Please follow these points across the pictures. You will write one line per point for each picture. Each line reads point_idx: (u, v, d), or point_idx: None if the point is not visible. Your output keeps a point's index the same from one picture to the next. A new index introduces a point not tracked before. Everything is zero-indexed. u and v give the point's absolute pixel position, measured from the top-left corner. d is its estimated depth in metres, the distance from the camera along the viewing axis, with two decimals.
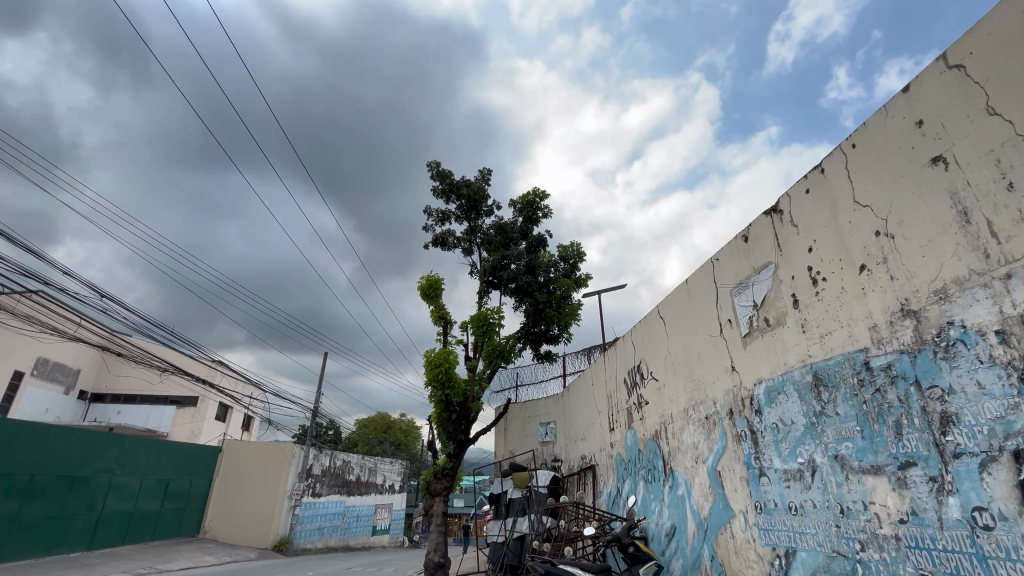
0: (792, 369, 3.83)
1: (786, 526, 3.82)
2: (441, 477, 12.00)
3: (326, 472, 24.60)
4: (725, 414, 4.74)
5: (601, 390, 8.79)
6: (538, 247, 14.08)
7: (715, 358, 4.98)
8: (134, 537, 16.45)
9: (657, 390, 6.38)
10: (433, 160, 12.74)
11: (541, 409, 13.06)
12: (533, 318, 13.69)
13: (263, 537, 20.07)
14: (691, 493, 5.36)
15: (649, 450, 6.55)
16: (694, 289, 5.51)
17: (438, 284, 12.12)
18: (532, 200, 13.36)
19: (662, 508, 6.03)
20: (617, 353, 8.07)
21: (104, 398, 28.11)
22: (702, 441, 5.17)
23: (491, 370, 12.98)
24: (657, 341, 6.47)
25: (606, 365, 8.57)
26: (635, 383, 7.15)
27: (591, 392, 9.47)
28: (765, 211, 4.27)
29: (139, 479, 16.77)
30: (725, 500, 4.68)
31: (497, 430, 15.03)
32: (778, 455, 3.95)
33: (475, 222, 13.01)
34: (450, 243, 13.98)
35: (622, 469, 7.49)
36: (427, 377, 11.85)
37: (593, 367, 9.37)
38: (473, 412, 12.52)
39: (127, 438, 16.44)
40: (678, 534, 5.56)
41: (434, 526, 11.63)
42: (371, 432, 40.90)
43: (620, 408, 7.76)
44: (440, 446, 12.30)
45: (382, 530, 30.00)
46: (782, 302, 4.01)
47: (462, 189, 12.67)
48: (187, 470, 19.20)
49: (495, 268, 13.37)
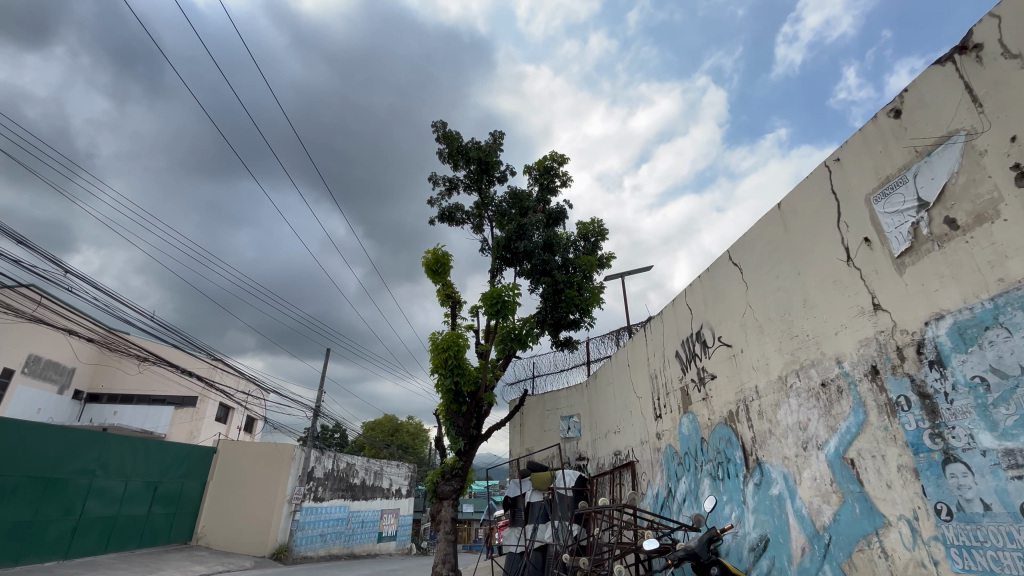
0: (1020, 286, 2.35)
1: (1016, 544, 2.31)
2: (450, 478, 10.54)
3: (328, 475, 23.24)
4: (862, 375, 3.27)
5: (642, 372, 7.27)
6: (556, 221, 12.61)
7: (841, 299, 3.48)
8: (119, 545, 15.17)
9: (730, 359, 4.89)
10: (439, 120, 11.36)
11: (562, 402, 11.56)
12: (552, 301, 12.24)
13: (261, 544, 18.73)
14: (795, 494, 3.87)
15: (718, 438, 5.06)
16: (794, 212, 4.04)
17: (446, 259, 10.71)
18: (549, 166, 11.89)
19: (743, 513, 4.52)
20: (665, 324, 6.57)
21: (100, 399, 27.02)
22: (816, 419, 3.69)
23: (504, 358, 11.55)
24: (728, 295, 5.01)
25: (648, 340, 7.09)
26: (694, 356, 5.66)
27: (626, 375, 8.01)
28: (945, 58, 2.81)
29: (124, 483, 15.49)
30: (866, 501, 3.18)
31: (512, 426, 13.53)
32: (990, 429, 2.46)
33: (486, 190, 11.61)
34: (459, 218, 12.61)
35: (676, 465, 5.99)
36: (434, 363, 10.42)
37: (629, 345, 7.88)
38: (486, 405, 11.08)
39: (112, 436, 15.17)
40: (774, 549, 4.06)
41: (442, 534, 10.15)
42: (377, 435, 39.49)
43: (670, 389, 6.27)
44: (449, 443, 10.83)
45: (388, 537, 28.55)
46: (988, 185, 2.54)
47: (472, 154, 11.28)
48: (178, 472, 17.91)
49: (509, 243, 11.94)
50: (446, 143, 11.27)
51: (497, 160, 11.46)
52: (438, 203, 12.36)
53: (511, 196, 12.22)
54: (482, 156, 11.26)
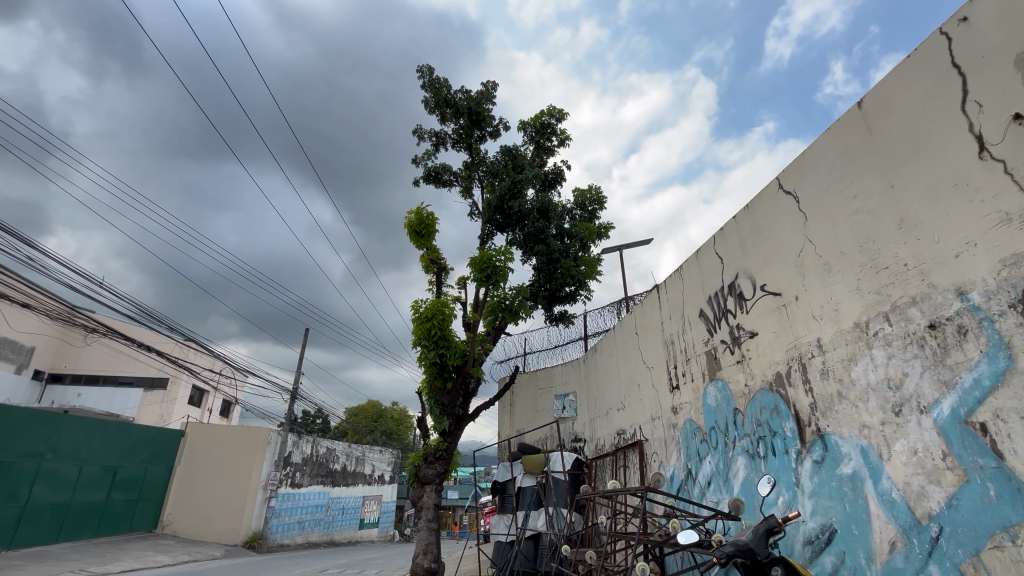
0: None
1: None
2: (433, 461, 9.58)
3: (307, 460, 22.17)
4: (1006, 308, 2.35)
5: (654, 338, 6.34)
6: (553, 186, 11.56)
7: (965, 209, 2.56)
8: (73, 534, 13.99)
9: (779, 311, 3.97)
10: (425, 65, 10.21)
11: (556, 379, 10.64)
12: (547, 272, 11.28)
13: (232, 532, 17.64)
14: (880, 475, 2.96)
15: (758, 408, 4.15)
16: (885, 108, 3.08)
17: (431, 221, 9.63)
18: (546, 122, 10.79)
19: (795, 498, 3.63)
20: (685, 280, 5.62)
21: (63, 379, 25.37)
22: (917, 373, 2.77)
23: (494, 331, 10.55)
24: (776, 233, 4.06)
25: (662, 302, 6.15)
26: (725, 313, 4.73)
27: (634, 344, 7.09)
28: None
29: (78, 467, 14.26)
30: (1009, 481, 2.28)
31: (501, 407, 12.59)
32: None
33: (477, 147, 10.50)
34: (446, 179, 11.53)
35: (699, 443, 5.08)
36: (416, 334, 9.37)
37: (638, 310, 6.94)
38: (473, 382, 10.14)
39: (62, 417, 13.90)
40: (846, 545, 3.15)
41: (424, 522, 9.21)
42: (360, 421, 38.42)
43: (691, 356, 5.36)
44: (432, 423, 9.80)
45: (370, 524, 27.69)
46: None
47: (461, 105, 10.16)
48: (140, 456, 16.68)
49: (501, 206, 10.87)
50: (433, 91, 10.16)
51: (489, 113, 10.35)
52: (423, 161, 11.24)
53: (504, 155, 11.13)
54: (473, 107, 10.16)
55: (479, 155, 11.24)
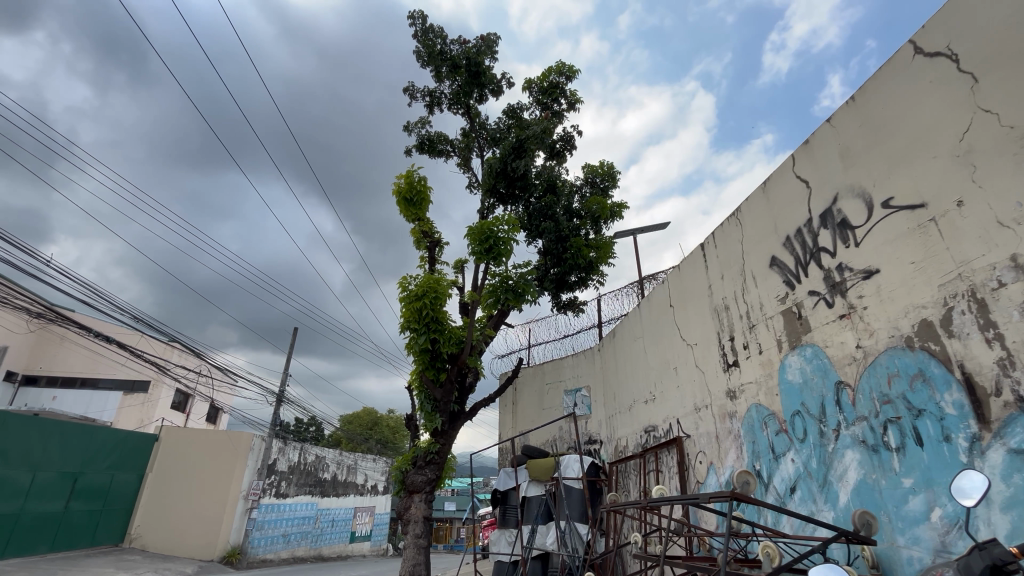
0: None
1: None
2: (423, 467, 8.20)
3: (293, 469, 20.67)
4: None
5: (699, 308, 5.04)
6: (562, 156, 10.28)
7: None
8: (23, 548, 12.54)
9: (922, 230, 2.67)
10: (417, 13, 9.02)
11: (566, 372, 9.29)
12: (555, 253, 9.98)
13: (207, 547, 16.09)
14: None
15: (886, 377, 2.82)
16: None
17: (423, 188, 8.36)
18: (554, 80, 9.56)
19: (973, 513, 2.30)
20: (746, 226, 4.33)
21: (37, 381, 23.88)
22: None
23: (496, 317, 9.22)
24: (914, 117, 2.78)
25: (710, 260, 4.86)
26: (816, 253, 3.43)
27: (668, 319, 5.77)
28: None
29: (31, 473, 12.83)
30: None
31: (501, 407, 11.19)
32: None
33: (476, 107, 9.26)
34: (441, 149, 10.29)
35: (775, 436, 3.74)
36: (405, 316, 8.04)
37: (674, 276, 5.65)
38: (471, 376, 8.82)
39: (14, 417, 12.51)
40: None
41: (411, 538, 7.79)
42: (354, 429, 36.90)
43: (757, 320, 4.06)
44: (423, 421, 8.41)
45: (362, 538, 26.09)
46: None
47: (458, 58, 8.95)
48: (105, 462, 15.20)
49: (504, 176, 9.60)
50: (425, 44, 8.96)
51: (490, 68, 9.13)
52: (416, 128, 10.00)
53: (507, 121, 9.87)
54: (471, 60, 8.94)
55: (479, 121, 10.00)
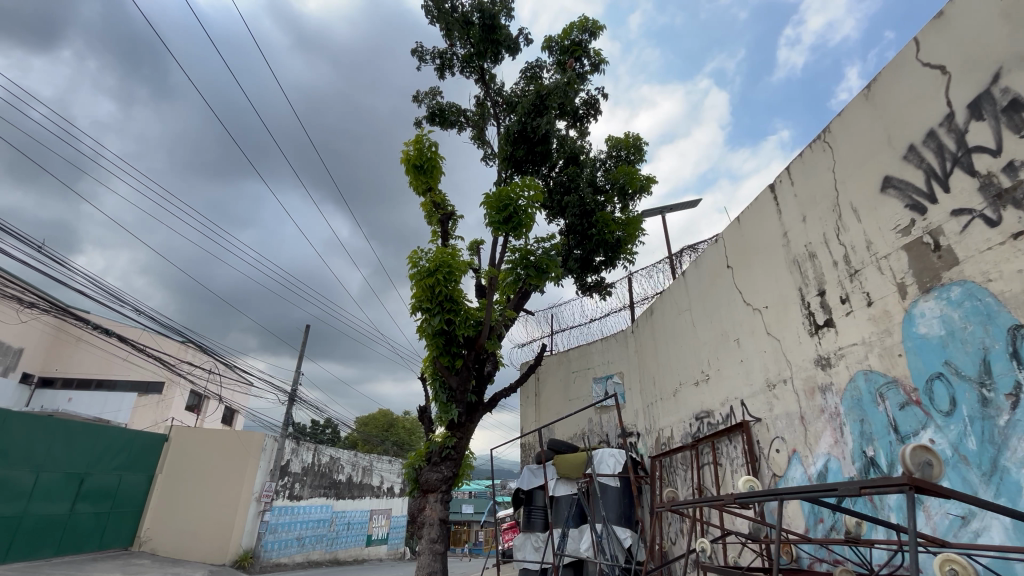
0: None
1: None
2: (439, 463, 7.38)
3: (307, 470, 20.07)
4: None
5: (769, 262, 4.14)
6: (585, 123, 9.41)
7: None
8: (27, 552, 12.06)
9: None
10: None
11: (595, 359, 8.39)
12: (579, 230, 9.12)
13: (218, 551, 15.49)
14: None
15: None
16: None
17: (435, 155, 7.59)
18: (577, 38, 8.74)
19: None
20: (839, 148, 3.42)
21: (53, 384, 23.76)
22: None
23: (516, 297, 8.41)
24: None
25: (785, 201, 3.96)
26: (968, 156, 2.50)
27: (725, 284, 4.86)
28: None
29: (35, 474, 12.35)
30: None
31: (522, 399, 10.32)
32: None
33: (491, 69, 8.46)
34: (452, 120, 9.51)
35: (900, 412, 2.80)
36: (416, 295, 7.24)
37: (732, 230, 4.75)
38: (489, 364, 8.00)
39: (16, 415, 12.04)
40: None
41: (425, 543, 6.96)
42: (371, 430, 36.42)
43: (864, 262, 3.13)
44: (438, 413, 7.56)
45: (379, 541, 25.46)
46: None
47: (471, 14, 8.16)
48: (113, 463, 14.72)
49: (522, 142, 8.80)
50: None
51: (506, 25, 8.32)
52: (426, 98, 9.24)
53: (524, 85, 9.05)
54: (485, 15, 8.13)
55: (494, 87, 9.21)
